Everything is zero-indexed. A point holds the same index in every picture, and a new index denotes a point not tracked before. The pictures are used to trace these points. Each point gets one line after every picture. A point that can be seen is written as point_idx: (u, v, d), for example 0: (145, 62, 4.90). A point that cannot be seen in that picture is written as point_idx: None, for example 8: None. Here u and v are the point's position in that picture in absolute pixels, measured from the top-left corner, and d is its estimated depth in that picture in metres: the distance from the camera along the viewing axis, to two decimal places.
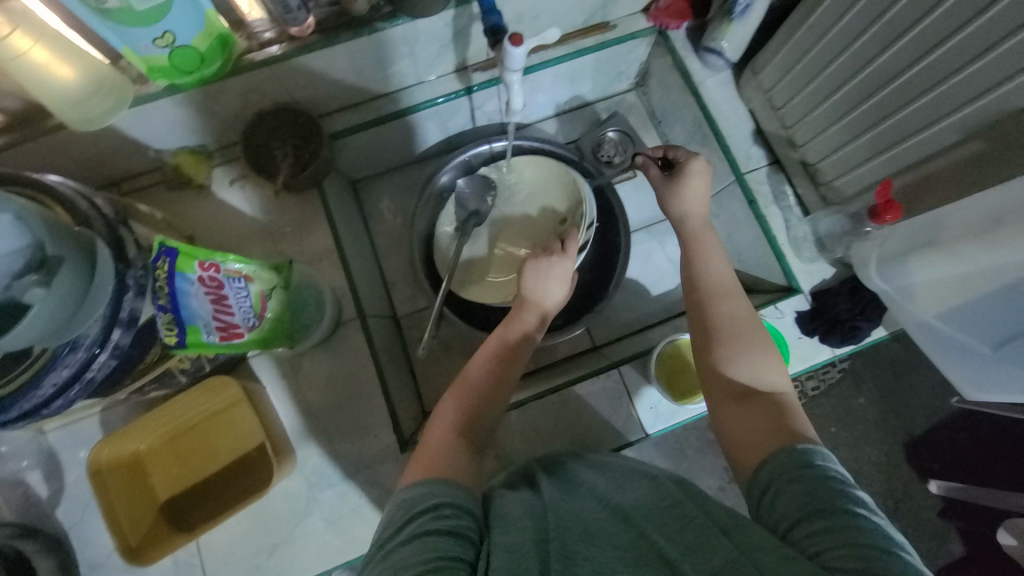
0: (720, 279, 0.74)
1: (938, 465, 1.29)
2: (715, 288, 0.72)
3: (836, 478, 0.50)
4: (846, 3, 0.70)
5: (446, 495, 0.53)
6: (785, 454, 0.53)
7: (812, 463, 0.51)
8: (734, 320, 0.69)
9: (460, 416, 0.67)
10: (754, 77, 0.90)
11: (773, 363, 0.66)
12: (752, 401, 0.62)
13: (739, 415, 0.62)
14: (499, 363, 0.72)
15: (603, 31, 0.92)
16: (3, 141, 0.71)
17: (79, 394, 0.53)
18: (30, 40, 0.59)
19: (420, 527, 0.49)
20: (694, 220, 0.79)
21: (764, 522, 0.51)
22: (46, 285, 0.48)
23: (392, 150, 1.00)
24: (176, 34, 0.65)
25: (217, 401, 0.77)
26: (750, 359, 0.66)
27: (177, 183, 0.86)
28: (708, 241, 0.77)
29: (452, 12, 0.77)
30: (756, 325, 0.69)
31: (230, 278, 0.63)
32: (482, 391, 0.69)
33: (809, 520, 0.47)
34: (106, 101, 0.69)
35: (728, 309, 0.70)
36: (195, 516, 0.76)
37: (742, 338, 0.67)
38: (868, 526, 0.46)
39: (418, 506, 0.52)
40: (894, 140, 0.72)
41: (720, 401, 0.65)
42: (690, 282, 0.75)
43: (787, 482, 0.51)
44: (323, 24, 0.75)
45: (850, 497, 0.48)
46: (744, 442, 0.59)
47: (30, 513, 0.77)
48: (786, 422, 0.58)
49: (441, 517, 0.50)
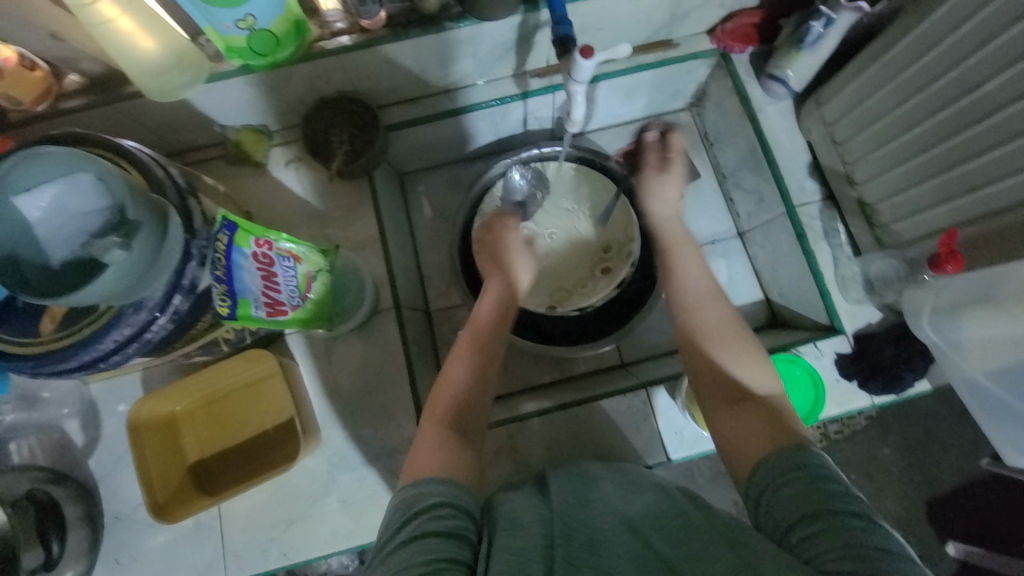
0: (700, 284, 0.73)
1: (959, 526, 1.23)
2: (700, 291, 0.72)
3: (829, 477, 0.51)
4: (927, 43, 0.68)
5: (441, 492, 0.54)
6: (775, 457, 0.54)
7: (806, 463, 0.52)
8: (718, 324, 0.69)
9: (452, 403, 0.66)
10: (816, 109, 0.87)
11: (758, 365, 0.65)
12: (746, 406, 0.61)
13: (733, 420, 0.61)
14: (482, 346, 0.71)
15: (665, 48, 0.92)
16: (81, 102, 0.75)
17: (136, 351, 0.56)
18: (116, 8, 0.62)
19: (419, 527, 0.50)
20: (676, 233, 0.80)
21: (763, 528, 0.52)
22: (125, 247, 0.50)
23: (441, 146, 1.02)
24: (257, 17, 0.68)
25: (252, 373, 0.80)
26: (736, 365, 0.65)
27: (236, 159, 0.89)
28: (684, 246, 0.78)
29: (519, 17, 0.78)
30: (738, 326, 0.69)
31: (280, 256, 0.65)
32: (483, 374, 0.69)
33: (804, 524, 0.48)
34: (183, 75, 0.72)
35: (712, 313, 0.70)
36: (219, 482, 0.79)
37: (727, 344, 0.67)
38: (863, 526, 0.46)
39: (414, 506, 0.53)
40: (961, 189, 0.70)
41: (713, 409, 0.64)
42: (672, 288, 0.74)
43: (780, 486, 0.51)
44: (393, 19, 0.77)
45: (844, 495, 0.49)
46: (743, 450, 0.58)
47: (66, 457, 0.80)
48: (778, 423, 0.58)
49: (439, 518, 0.51)
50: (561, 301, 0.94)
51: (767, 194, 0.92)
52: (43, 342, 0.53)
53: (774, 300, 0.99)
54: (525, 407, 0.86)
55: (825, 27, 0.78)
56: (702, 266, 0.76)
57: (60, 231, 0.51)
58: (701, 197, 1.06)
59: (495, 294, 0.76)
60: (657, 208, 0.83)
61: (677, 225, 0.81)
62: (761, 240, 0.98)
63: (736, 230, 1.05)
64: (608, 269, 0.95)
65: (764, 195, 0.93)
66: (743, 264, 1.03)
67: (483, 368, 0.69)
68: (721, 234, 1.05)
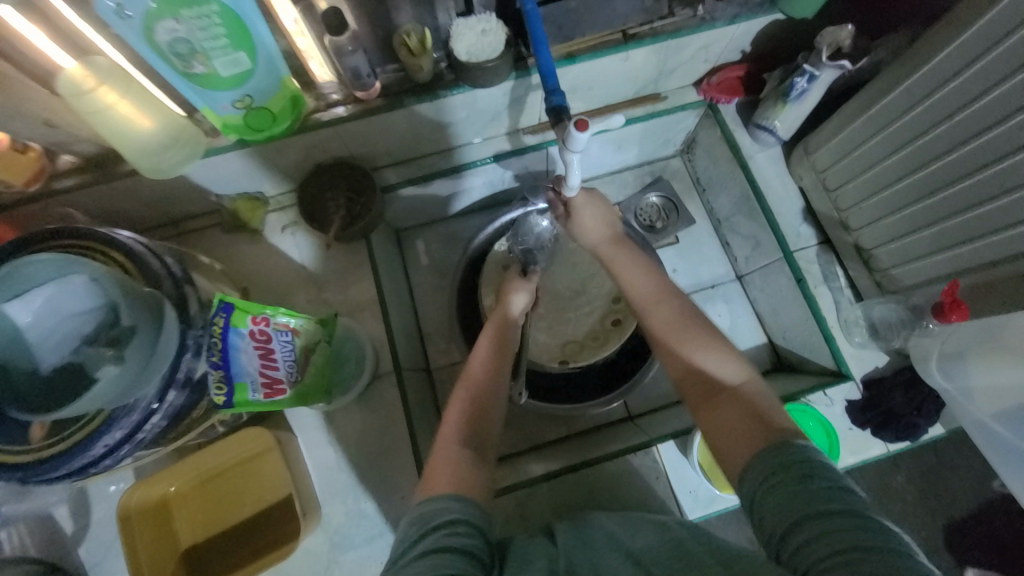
0: (644, 285, 0.74)
1: (979, 554, 1.20)
2: (640, 296, 0.73)
3: (814, 474, 0.48)
4: (912, 99, 0.69)
5: (456, 509, 0.51)
6: (759, 459, 0.52)
7: (788, 463, 0.49)
8: (674, 321, 0.69)
9: (463, 429, 0.64)
10: (806, 156, 0.88)
11: (719, 351, 0.64)
12: (720, 400, 0.60)
13: (711, 418, 0.60)
14: (490, 364, 0.71)
15: (654, 101, 0.93)
16: (75, 181, 0.74)
17: (126, 453, 0.55)
18: (115, 94, 0.63)
19: (431, 544, 0.47)
20: (605, 245, 0.79)
21: (764, 527, 0.49)
22: (120, 361, 0.50)
23: (437, 202, 1.02)
24: (254, 96, 0.69)
25: (247, 450, 0.77)
26: (707, 358, 0.64)
27: (231, 227, 0.89)
28: (623, 255, 0.78)
29: (511, 82, 0.79)
30: (693, 317, 0.69)
31: (278, 331, 0.64)
32: (478, 403, 0.66)
33: (796, 532, 0.45)
34: (180, 153, 0.72)
35: (662, 312, 0.70)
36: (213, 568, 0.75)
37: (687, 338, 0.66)
38: (854, 526, 0.44)
39: (432, 521, 0.50)
40: (960, 238, 0.71)
41: (694, 408, 0.62)
42: (625, 295, 0.75)
43: (767, 493, 0.49)
44: (388, 88, 0.78)
45: (832, 492, 0.46)
46: (732, 453, 0.56)
47: (54, 548, 0.77)
48: (759, 417, 0.57)
49: (455, 535, 0.48)
50: (572, 355, 0.93)
51: (763, 240, 0.92)
52: (33, 450, 0.51)
53: (778, 342, 0.98)
54: (532, 469, 0.83)
55: (808, 83, 0.80)
56: (647, 267, 0.76)
57: (52, 334, 0.50)
58: (698, 242, 1.07)
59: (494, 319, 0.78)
60: (586, 230, 0.81)
61: (606, 237, 0.80)
62: (761, 283, 0.97)
63: (735, 273, 1.05)
64: (617, 321, 0.95)
65: (760, 239, 0.94)
66: (742, 308, 1.03)
67: (481, 401, 0.66)
68: (720, 277, 1.05)
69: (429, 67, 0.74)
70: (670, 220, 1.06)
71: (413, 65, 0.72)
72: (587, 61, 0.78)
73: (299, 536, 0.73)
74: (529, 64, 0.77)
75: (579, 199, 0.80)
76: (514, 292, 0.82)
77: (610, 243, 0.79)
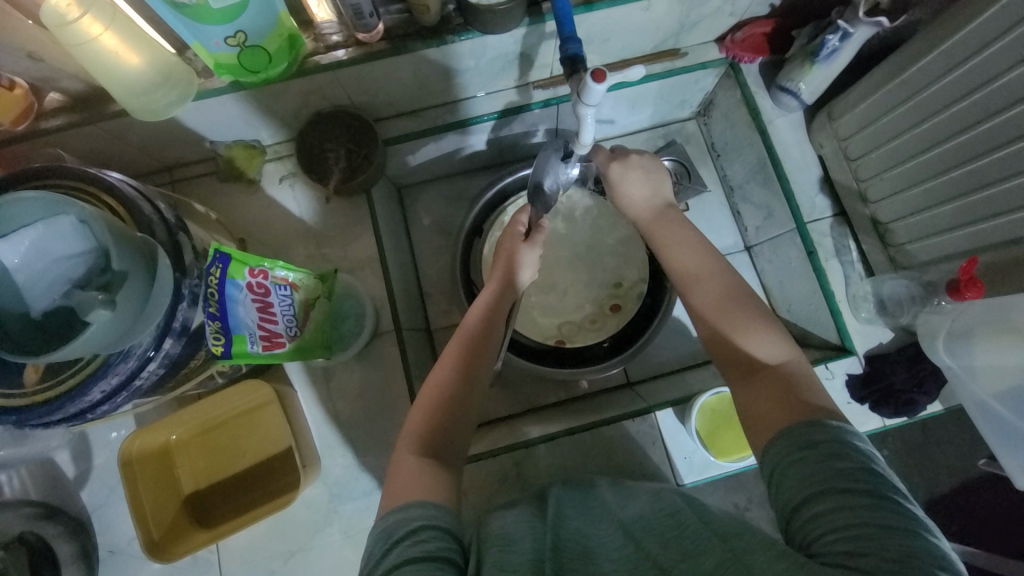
0: (691, 262, 0.68)
1: (956, 526, 1.23)
2: (687, 274, 0.68)
3: (841, 454, 0.48)
4: (947, 65, 0.65)
5: (421, 516, 0.50)
6: (789, 434, 0.51)
7: (816, 443, 0.49)
8: (723, 302, 0.64)
9: (440, 400, 0.62)
10: (829, 123, 0.84)
11: (764, 334, 0.61)
12: (761, 379, 0.58)
13: (748, 398, 0.58)
14: (459, 362, 0.65)
15: (672, 58, 0.88)
16: (62, 122, 0.70)
17: (123, 400, 0.55)
18: (100, 25, 0.58)
19: (398, 557, 0.47)
20: (649, 218, 0.74)
21: (776, 495, 0.50)
22: (111, 306, 0.47)
23: (441, 158, 0.99)
24: (248, 33, 0.64)
25: (248, 401, 0.78)
26: (754, 339, 0.61)
27: (228, 176, 0.86)
28: (676, 228, 0.72)
29: (523, 30, 0.74)
30: (744, 297, 0.64)
31: (276, 285, 0.63)
32: (438, 408, 0.62)
33: (811, 504, 0.46)
34: (171, 93, 0.67)
35: (712, 288, 0.65)
36: (215, 514, 0.77)
37: (735, 313, 0.63)
38: (872, 504, 0.44)
39: (398, 532, 0.49)
40: (982, 214, 0.68)
41: (733, 381, 0.61)
42: (669, 266, 0.71)
43: (789, 465, 0.49)
44: (392, 31, 0.73)
45: (857, 473, 0.46)
46: (765, 425, 0.54)
47: (57, 491, 0.78)
48: (796, 398, 0.54)
49: (420, 544, 0.48)
50: (569, 337, 0.93)
51: (776, 210, 0.89)
52: (28, 394, 0.51)
53: (782, 315, 0.97)
54: (530, 431, 0.83)
55: (841, 41, 0.74)
56: (694, 240, 0.70)
57: (42, 277, 0.49)
58: (709, 210, 1.04)
59: (490, 295, 0.72)
60: None
61: (649, 208, 0.75)
62: (770, 255, 0.95)
63: (744, 244, 1.03)
64: (617, 306, 0.94)
65: (773, 209, 0.91)
66: (749, 279, 1.01)
67: (467, 367, 0.64)
68: (728, 247, 1.03)
69: (435, 8, 0.68)
70: (683, 186, 1.01)
71: (418, 5, 0.66)
72: (605, 10, 0.73)
73: (299, 486, 0.75)
74: (543, 9, 0.72)
75: (614, 171, 0.76)
76: (519, 263, 0.75)
77: (654, 215, 0.74)
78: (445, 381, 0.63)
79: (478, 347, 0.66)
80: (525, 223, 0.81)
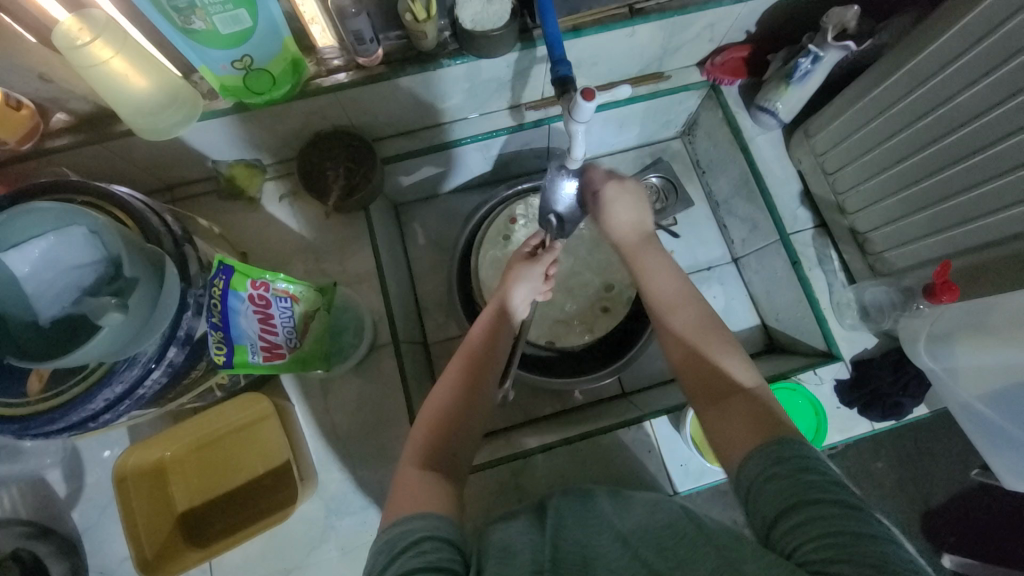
0: (669, 289, 0.70)
1: (954, 538, 1.23)
2: (658, 302, 0.70)
3: (811, 468, 0.49)
4: (913, 83, 0.70)
5: (422, 527, 0.50)
6: (761, 450, 0.52)
7: (785, 458, 0.50)
8: (695, 327, 0.66)
9: (441, 418, 0.63)
10: (806, 139, 0.89)
11: (738, 356, 0.63)
12: (731, 401, 0.59)
13: (719, 420, 0.59)
14: (463, 387, 0.65)
15: (657, 80, 0.93)
16: (69, 140, 0.72)
17: (126, 409, 0.55)
18: (111, 50, 0.60)
19: (400, 568, 0.46)
20: (633, 242, 0.77)
21: (754, 511, 0.49)
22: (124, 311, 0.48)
23: (436, 177, 1.02)
24: (254, 58, 0.68)
25: (246, 415, 0.78)
26: (728, 360, 0.62)
27: (228, 194, 0.88)
28: (650, 256, 0.75)
29: (516, 54, 0.78)
30: (713, 323, 0.67)
31: (277, 297, 0.64)
32: (443, 428, 0.62)
33: (788, 516, 0.46)
34: (176, 114, 0.69)
35: (683, 316, 0.67)
36: (210, 531, 0.76)
37: (707, 340, 0.65)
38: (848, 514, 0.45)
39: (400, 544, 0.49)
40: (953, 222, 0.72)
41: (701, 410, 0.61)
42: (647, 291, 0.72)
43: (764, 481, 0.50)
44: (391, 56, 0.76)
45: (826, 484, 0.47)
46: (734, 446, 0.55)
47: (47, 510, 0.77)
48: (768, 418, 0.56)
49: (423, 554, 0.47)
50: (560, 336, 0.93)
51: (760, 222, 0.93)
52: (31, 403, 0.51)
53: (770, 325, 1.00)
54: (528, 441, 0.84)
55: (812, 64, 0.80)
56: (670, 268, 0.73)
57: (51, 286, 0.50)
58: (695, 224, 1.08)
59: (489, 314, 0.73)
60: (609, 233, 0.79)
61: (622, 239, 0.78)
62: (756, 265, 0.99)
63: (730, 256, 1.07)
64: (606, 308, 0.95)
65: (757, 222, 0.95)
66: (738, 290, 1.04)
67: (470, 387, 0.65)
68: (716, 259, 1.06)
69: (433, 35, 0.72)
70: (669, 202, 1.06)
71: (417, 31, 0.70)
72: (593, 35, 0.77)
73: (297, 501, 0.74)
74: (534, 36, 0.76)
75: (609, 191, 0.79)
76: (519, 282, 0.74)
77: (639, 242, 0.77)
78: (448, 400, 0.64)
79: (480, 371, 0.67)
80: (535, 245, 0.81)
